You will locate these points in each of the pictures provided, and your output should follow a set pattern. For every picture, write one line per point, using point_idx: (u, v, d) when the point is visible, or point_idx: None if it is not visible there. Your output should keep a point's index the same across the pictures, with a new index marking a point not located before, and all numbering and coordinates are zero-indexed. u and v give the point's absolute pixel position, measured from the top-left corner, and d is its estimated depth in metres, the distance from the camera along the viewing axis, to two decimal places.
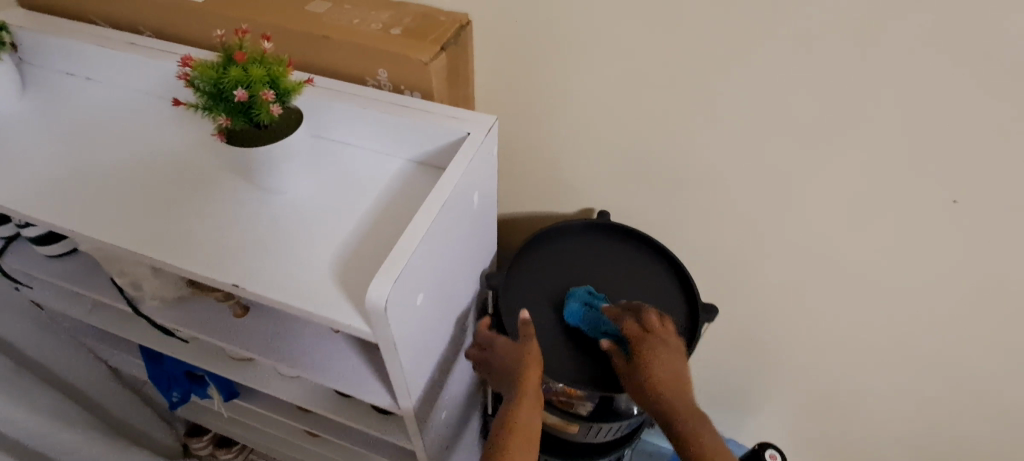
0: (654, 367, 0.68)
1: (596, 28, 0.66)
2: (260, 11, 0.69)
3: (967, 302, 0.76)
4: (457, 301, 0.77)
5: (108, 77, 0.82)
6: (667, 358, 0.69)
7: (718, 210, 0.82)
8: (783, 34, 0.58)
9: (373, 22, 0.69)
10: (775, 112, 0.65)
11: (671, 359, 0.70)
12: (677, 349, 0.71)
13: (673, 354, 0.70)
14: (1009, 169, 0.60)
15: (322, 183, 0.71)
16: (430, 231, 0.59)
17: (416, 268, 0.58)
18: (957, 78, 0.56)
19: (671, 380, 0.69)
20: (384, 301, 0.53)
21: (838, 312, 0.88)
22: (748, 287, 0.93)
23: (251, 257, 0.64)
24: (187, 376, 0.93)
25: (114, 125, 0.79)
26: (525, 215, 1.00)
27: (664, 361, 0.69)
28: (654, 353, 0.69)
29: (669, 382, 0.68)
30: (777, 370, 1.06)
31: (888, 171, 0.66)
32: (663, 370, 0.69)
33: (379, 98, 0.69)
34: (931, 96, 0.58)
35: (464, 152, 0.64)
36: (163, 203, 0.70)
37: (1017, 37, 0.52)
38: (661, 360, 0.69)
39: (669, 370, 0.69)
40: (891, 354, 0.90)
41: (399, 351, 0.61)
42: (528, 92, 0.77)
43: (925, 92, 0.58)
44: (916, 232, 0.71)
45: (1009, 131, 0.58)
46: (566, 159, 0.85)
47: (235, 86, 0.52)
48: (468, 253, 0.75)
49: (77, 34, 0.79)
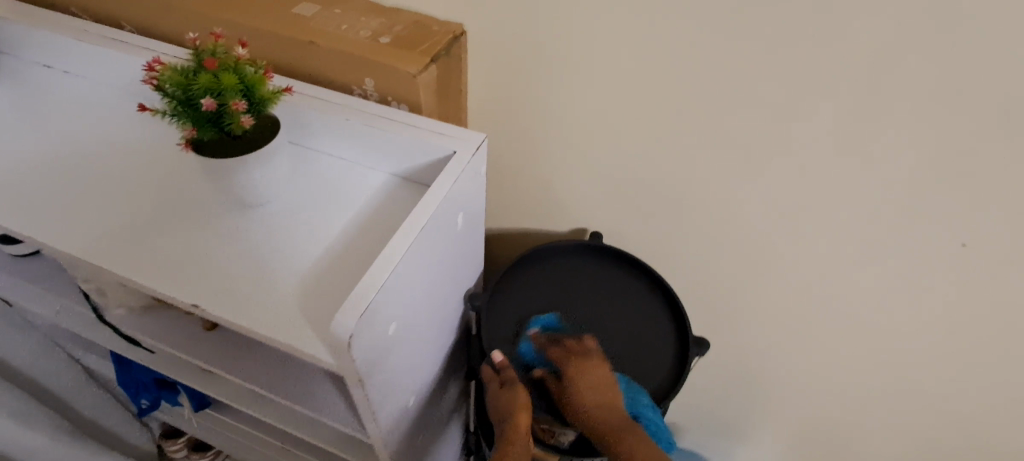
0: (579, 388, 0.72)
1: (594, 46, 0.63)
2: (244, 11, 0.66)
3: (967, 346, 0.74)
4: (438, 326, 0.73)
5: (86, 71, 0.79)
6: (591, 377, 0.73)
7: (713, 239, 0.79)
8: (789, 64, 0.56)
9: (362, 29, 0.66)
10: (778, 143, 0.62)
11: (595, 377, 0.73)
12: (602, 367, 0.74)
13: (597, 372, 0.73)
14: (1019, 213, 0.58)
15: (300, 195, 0.68)
16: (406, 258, 0.55)
17: (388, 298, 0.54)
18: (971, 118, 0.53)
19: (598, 399, 0.72)
20: (348, 336, 0.49)
21: (833, 351, 0.85)
22: (742, 321, 0.89)
23: (217, 277, 0.61)
24: (156, 383, 0.90)
25: (88, 122, 0.75)
26: (515, 232, 0.96)
27: (588, 380, 0.72)
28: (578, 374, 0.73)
29: (596, 403, 0.71)
30: (769, 406, 1.02)
31: (893, 210, 0.63)
32: (588, 389, 0.72)
33: (363, 108, 0.65)
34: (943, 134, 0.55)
35: (449, 173, 0.60)
36: (133, 210, 0.66)
37: None
38: (586, 380, 0.72)
39: (596, 388, 0.72)
40: (886, 395, 0.87)
41: (367, 384, 0.58)
42: (523, 108, 0.74)
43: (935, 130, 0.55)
44: (919, 272, 0.68)
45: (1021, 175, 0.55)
46: (560, 179, 0.82)
47: (203, 93, 0.48)
48: (452, 275, 0.72)
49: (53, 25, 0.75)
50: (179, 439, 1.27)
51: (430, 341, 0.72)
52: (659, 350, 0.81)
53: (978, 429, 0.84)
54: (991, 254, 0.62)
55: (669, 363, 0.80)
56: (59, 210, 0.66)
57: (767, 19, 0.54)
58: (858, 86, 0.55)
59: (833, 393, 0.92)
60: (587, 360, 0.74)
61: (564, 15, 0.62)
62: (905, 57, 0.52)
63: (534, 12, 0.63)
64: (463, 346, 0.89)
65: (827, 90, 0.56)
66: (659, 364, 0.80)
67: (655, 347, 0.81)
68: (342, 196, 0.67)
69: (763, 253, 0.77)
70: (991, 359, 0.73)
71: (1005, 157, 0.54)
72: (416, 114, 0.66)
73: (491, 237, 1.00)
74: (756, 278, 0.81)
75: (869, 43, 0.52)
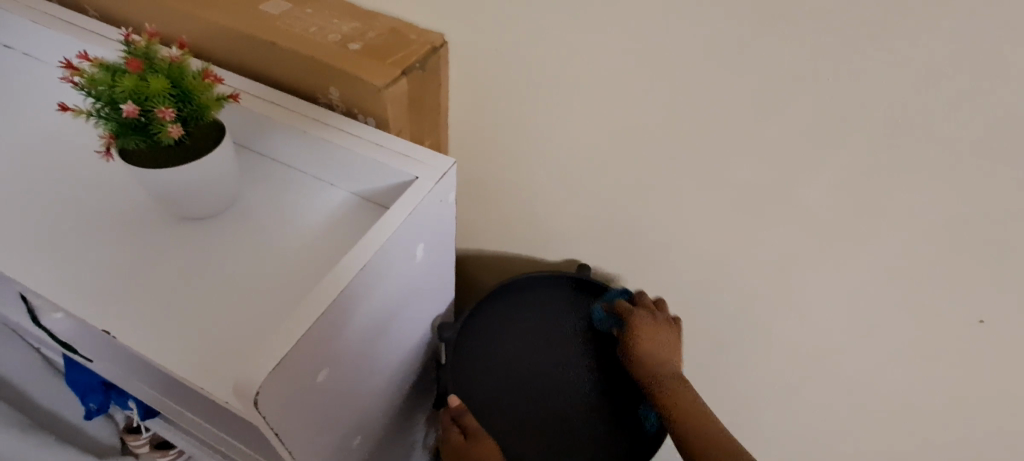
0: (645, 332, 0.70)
1: (587, 66, 0.58)
2: (205, 5, 0.60)
3: (968, 402, 0.69)
4: (393, 362, 0.67)
5: (43, 55, 0.73)
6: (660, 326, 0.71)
7: (706, 280, 0.74)
8: (800, 106, 0.51)
9: (332, 33, 0.60)
10: (783, 181, 0.58)
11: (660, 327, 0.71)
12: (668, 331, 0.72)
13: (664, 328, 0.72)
14: None
15: (252, 208, 0.62)
16: (345, 296, 0.48)
17: (320, 341, 0.47)
18: (991, 171, 0.49)
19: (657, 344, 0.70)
20: (255, 391, 0.41)
21: (826, 398, 0.80)
22: (730, 364, 0.85)
23: (139, 299, 0.54)
24: (104, 387, 0.87)
25: (41, 110, 0.70)
26: (497, 257, 0.91)
27: (653, 332, 0.70)
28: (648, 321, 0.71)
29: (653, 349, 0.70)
30: (757, 444, 0.98)
31: (899, 258, 0.59)
32: (653, 334, 0.70)
33: (324, 119, 0.59)
34: (959, 186, 0.51)
35: (408, 198, 0.54)
36: (64, 213, 0.60)
37: None
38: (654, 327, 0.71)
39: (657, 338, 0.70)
40: (879, 443, 0.83)
41: (290, 437, 0.50)
42: (509, 127, 0.69)
43: (951, 181, 0.51)
44: (923, 323, 0.64)
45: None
46: (546, 201, 0.77)
47: (126, 98, 0.46)
48: (412, 308, 0.65)
49: None
50: (140, 434, 1.14)
51: (383, 377, 0.66)
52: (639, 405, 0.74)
53: None
54: (992, 318, 0.59)
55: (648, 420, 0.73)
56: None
57: (778, 56, 0.49)
58: (871, 130, 0.50)
59: (824, 436, 0.88)
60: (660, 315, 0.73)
61: (559, 37, 0.57)
62: (924, 110, 0.47)
63: (527, 32, 0.58)
64: (428, 375, 0.84)
65: (839, 135, 0.52)
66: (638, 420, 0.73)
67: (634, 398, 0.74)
68: (299, 213, 0.62)
69: (758, 298, 0.73)
70: (983, 421, 0.71)
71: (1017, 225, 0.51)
72: (384, 129, 0.61)
73: (471, 260, 0.94)
74: (747, 322, 0.77)
75: (887, 92, 0.47)
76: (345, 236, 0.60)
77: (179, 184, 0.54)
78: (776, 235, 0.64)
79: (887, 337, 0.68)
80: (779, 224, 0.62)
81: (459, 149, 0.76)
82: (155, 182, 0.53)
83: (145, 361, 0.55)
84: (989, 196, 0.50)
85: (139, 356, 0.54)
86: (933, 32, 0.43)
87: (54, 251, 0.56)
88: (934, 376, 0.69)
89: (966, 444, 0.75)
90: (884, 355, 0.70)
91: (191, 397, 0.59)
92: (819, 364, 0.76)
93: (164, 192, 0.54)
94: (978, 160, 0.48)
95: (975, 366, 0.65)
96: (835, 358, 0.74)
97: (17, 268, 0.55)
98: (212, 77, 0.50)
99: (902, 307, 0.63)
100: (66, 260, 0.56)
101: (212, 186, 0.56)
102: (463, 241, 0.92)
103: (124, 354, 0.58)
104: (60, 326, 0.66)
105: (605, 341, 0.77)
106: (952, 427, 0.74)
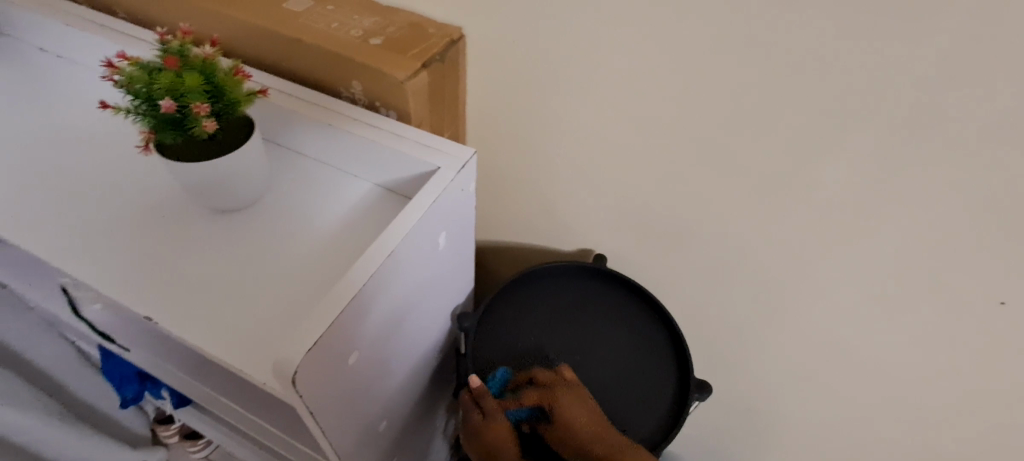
0: (570, 408, 0.67)
1: (600, 57, 0.59)
2: (230, 4, 0.62)
3: (981, 391, 0.69)
4: (417, 348, 0.69)
5: (75, 56, 0.76)
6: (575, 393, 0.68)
7: (720, 268, 0.75)
8: (816, 90, 0.52)
9: (353, 28, 0.62)
10: (794, 167, 0.58)
11: (574, 390, 0.69)
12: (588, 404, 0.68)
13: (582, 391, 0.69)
14: None
15: (281, 199, 0.64)
16: (374, 282, 0.50)
17: (350, 325, 0.49)
18: (1005, 157, 0.49)
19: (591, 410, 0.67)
20: (292, 372, 0.43)
21: (838, 386, 0.81)
22: (743, 352, 0.86)
23: (177, 288, 0.56)
24: (139, 378, 0.91)
25: (74, 111, 0.73)
26: (514, 247, 0.92)
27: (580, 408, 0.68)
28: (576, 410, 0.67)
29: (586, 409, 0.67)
30: (768, 436, 0.98)
31: (913, 245, 0.59)
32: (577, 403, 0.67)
33: (349, 113, 0.61)
34: (972, 172, 0.51)
35: (432, 188, 0.55)
36: (102, 209, 0.63)
37: None
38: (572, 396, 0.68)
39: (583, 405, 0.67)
40: (892, 433, 0.83)
41: (324, 418, 0.52)
42: (523, 119, 0.71)
43: (964, 167, 0.51)
44: (936, 310, 0.64)
45: None
46: (560, 193, 0.78)
47: (164, 95, 0.48)
48: (436, 295, 0.67)
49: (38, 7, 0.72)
50: (171, 425, 1.22)
51: (409, 363, 0.68)
52: (656, 391, 0.75)
53: None
54: (1015, 300, 0.58)
55: (664, 404, 0.75)
56: (23, 207, 0.62)
57: (792, 42, 0.49)
58: (883, 116, 0.51)
59: (835, 425, 0.88)
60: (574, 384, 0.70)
61: (572, 27, 0.58)
62: (945, 90, 0.47)
63: (542, 23, 0.59)
64: (450, 363, 0.86)
65: (852, 122, 0.52)
66: (655, 406, 0.75)
67: (649, 385, 0.76)
68: (322, 205, 0.64)
69: (774, 285, 0.73)
70: (996, 411, 0.71)
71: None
72: (405, 121, 0.62)
73: (489, 250, 0.96)
74: (759, 309, 0.78)
75: (904, 75, 0.47)
76: (367, 226, 0.62)
77: (212, 178, 0.56)
78: (789, 221, 0.64)
79: (907, 323, 0.67)
80: (793, 210, 0.62)
81: (475, 140, 0.78)
82: (189, 176, 0.55)
83: (183, 348, 0.57)
84: (1001, 184, 0.50)
85: (178, 342, 0.57)
86: (951, 12, 0.43)
87: (96, 245, 0.59)
88: (946, 363, 0.69)
89: (980, 435, 0.75)
90: (897, 342, 0.70)
91: (226, 382, 0.62)
92: (833, 351, 0.77)
93: (197, 186, 0.57)
94: (1000, 142, 0.48)
95: (1000, 351, 0.64)
96: (848, 345, 0.75)
97: (61, 261, 0.57)
98: (242, 73, 0.52)
99: (915, 294, 0.64)
100: (106, 253, 0.58)
101: (243, 180, 0.58)
102: (480, 232, 0.94)
103: (163, 340, 0.61)
104: (99, 317, 0.69)
105: (623, 337, 0.79)
106: (968, 415, 0.73)
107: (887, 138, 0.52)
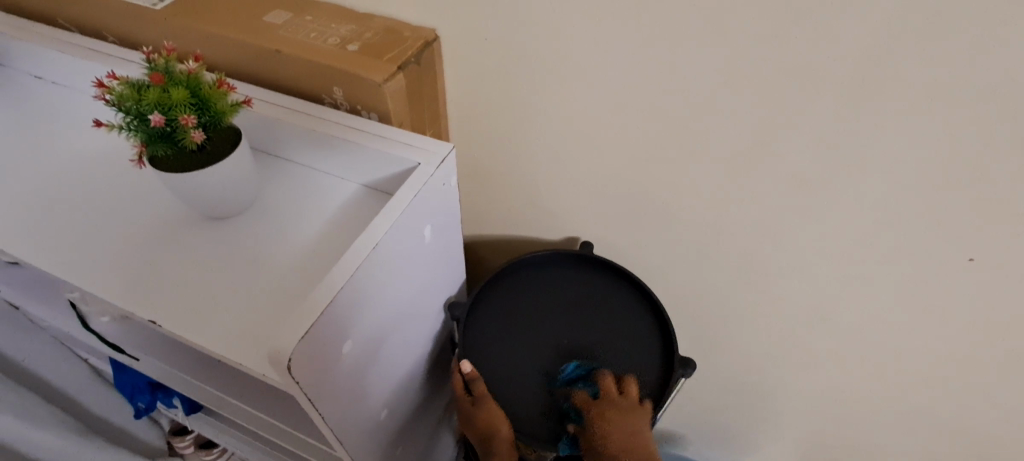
0: (613, 439, 0.67)
1: (564, 48, 0.62)
2: (212, 21, 0.65)
3: (956, 344, 0.72)
4: (410, 340, 0.71)
5: (68, 80, 0.79)
6: (623, 423, 0.68)
7: (702, 244, 0.77)
8: (770, 66, 0.54)
9: (331, 37, 0.64)
10: (757, 141, 0.61)
11: (622, 418, 0.68)
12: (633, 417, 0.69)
13: (635, 416, 0.69)
14: (999, 210, 0.56)
15: (273, 204, 0.67)
16: (362, 271, 0.52)
17: (341, 314, 0.51)
18: (946, 113, 0.51)
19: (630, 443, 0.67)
20: (288, 357, 0.46)
21: (823, 352, 0.84)
22: (731, 326, 0.89)
23: (177, 291, 0.60)
24: (150, 388, 0.94)
25: (70, 134, 0.76)
26: (502, 239, 0.95)
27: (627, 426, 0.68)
28: (614, 425, 0.68)
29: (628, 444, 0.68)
30: (763, 408, 1.01)
31: (875, 209, 0.61)
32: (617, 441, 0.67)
33: (330, 118, 0.64)
34: (922, 132, 0.53)
35: (414, 182, 0.58)
36: (101, 225, 0.66)
37: (1006, 74, 0.47)
38: (617, 428, 0.68)
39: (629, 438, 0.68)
40: (876, 394, 0.86)
41: (323, 406, 0.55)
42: (499, 114, 0.73)
43: (913, 130, 0.53)
44: (905, 270, 0.66)
45: (997, 173, 0.53)
46: (540, 184, 0.81)
47: (152, 110, 0.51)
48: (426, 286, 0.70)
49: (27, 35, 0.75)
50: (186, 436, 1.23)
51: (403, 353, 0.70)
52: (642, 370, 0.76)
53: (967, 425, 0.83)
54: (982, 255, 0.60)
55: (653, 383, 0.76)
56: (26, 226, 0.65)
57: (740, 21, 0.52)
58: (832, 85, 0.53)
59: (824, 391, 0.91)
60: (629, 409, 0.69)
61: (534, 20, 0.60)
62: (891, 57, 0.49)
63: (509, 19, 0.61)
64: (446, 355, 0.89)
65: (805, 94, 0.55)
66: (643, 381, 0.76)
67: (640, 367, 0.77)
68: (311, 209, 0.66)
69: (752, 260, 0.75)
70: (970, 363, 0.73)
71: (995, 158, 0.52)
72: (386, 123, 0.65)
73: (480, 245, 0.99)
74: (742, 285, 0.80)
75: (853, 42, 0.50)
76: (353, 225, 0.64)
77: (204, 187, 0.59)
78: (758, 196, 0.66)
79: (880, 286, 0.70)
80: (758, 185, 0.65)
81: (455, 138, 0.80)
82: (184, 186, 0.58)
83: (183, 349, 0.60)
84: (947, 141, 0.53)
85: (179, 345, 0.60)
86: None
87: (97, 258, 0.62)
88: (921, 320, 0.71)
89: (961, 387, 0.77)
90: (873, 305, 0.73)
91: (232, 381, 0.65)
92: (812, 318, 0.79)
93: (191, 194, 0.60)
94: (940, 101, 0.50)
95: (972, 305, 0.66)
96: (827, 311, 0.77)
97: (66, 275, 0.61)
98: (225, 85, 0.55)
99: (884, 256, 0.66)
100: (107, 265, 0.62)
101: (232, 188, 0.61)
102: (470, 228, 0.97)
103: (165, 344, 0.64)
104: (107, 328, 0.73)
105: (614, 322, 0.80)
106: (947, 369, 0.76)
107: (837, 107, 0.54)
